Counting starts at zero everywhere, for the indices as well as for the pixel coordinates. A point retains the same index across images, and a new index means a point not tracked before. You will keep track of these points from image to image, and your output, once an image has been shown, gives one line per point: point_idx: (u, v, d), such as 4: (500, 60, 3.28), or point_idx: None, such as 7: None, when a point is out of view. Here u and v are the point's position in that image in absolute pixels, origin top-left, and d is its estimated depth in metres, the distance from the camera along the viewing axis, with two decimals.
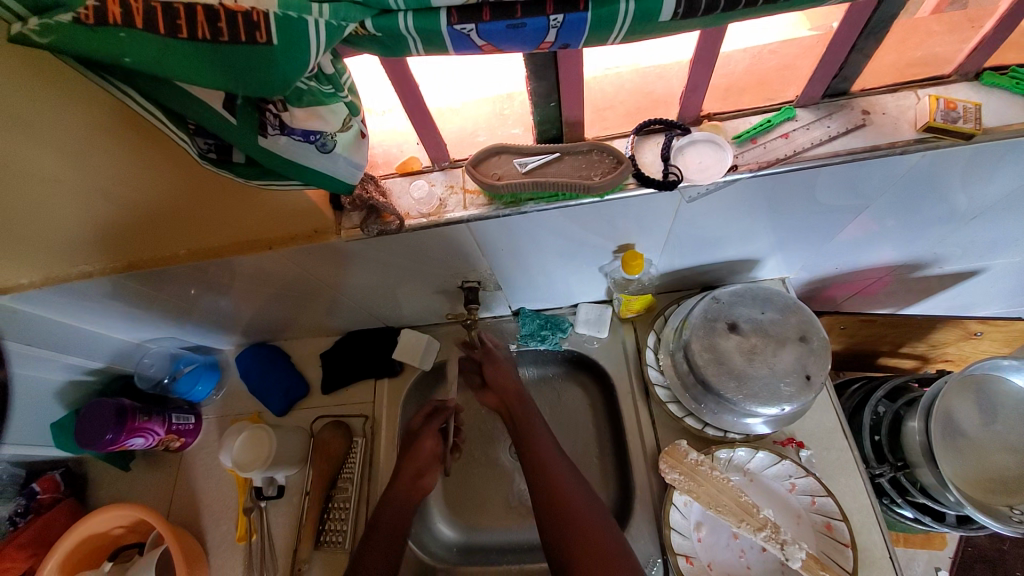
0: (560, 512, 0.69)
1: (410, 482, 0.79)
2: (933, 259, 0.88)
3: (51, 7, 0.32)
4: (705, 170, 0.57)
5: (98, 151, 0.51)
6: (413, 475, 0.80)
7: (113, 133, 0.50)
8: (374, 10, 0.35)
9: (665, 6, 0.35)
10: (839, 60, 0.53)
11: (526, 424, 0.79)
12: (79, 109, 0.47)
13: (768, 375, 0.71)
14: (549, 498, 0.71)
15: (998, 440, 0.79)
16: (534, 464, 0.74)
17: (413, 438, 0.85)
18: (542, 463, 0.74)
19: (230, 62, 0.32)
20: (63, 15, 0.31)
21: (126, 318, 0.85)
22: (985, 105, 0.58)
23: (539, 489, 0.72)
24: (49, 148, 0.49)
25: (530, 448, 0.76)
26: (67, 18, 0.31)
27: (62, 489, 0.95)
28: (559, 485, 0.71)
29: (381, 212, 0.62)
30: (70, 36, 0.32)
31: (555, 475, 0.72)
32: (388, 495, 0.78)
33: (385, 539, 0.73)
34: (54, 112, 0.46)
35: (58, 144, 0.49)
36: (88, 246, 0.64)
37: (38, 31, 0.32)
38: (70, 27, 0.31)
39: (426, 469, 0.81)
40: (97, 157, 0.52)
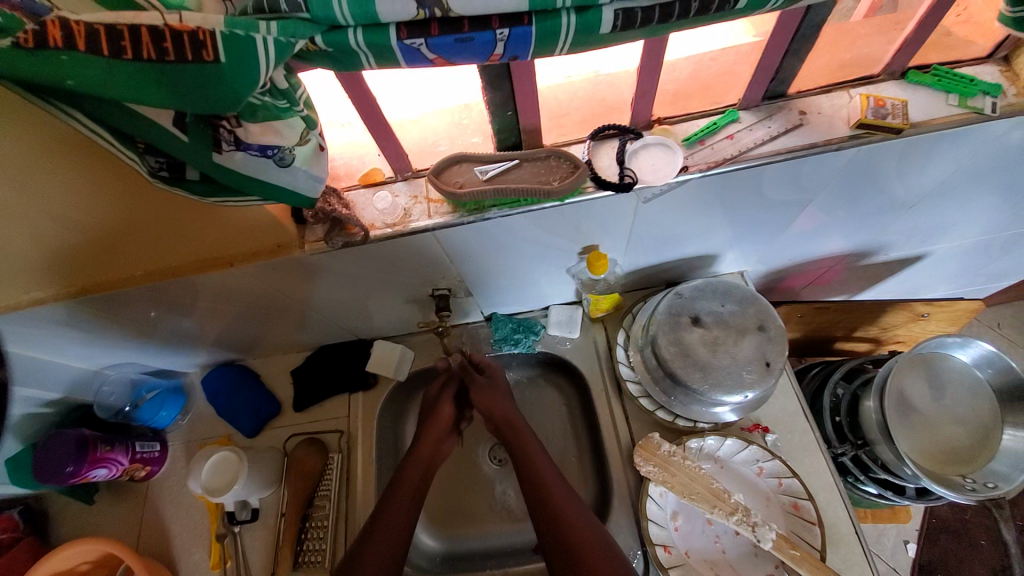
0: (551, 509, 0.71)
1: (433, 447, 0.80)
2: (879, 246, 0.94)
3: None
4: (657, 172, 0.60)
5: (44, 170, 0.49)
6: (433, 444, 0.80)
7: (60, 151, 0.49)
8: (323, 26, 0.35)
9: (604, 20, 0.37)
10: (775, 63, 0.57)
11: (518, 433, 0.80)
12: (22, 127, 0.46)
13: (731, 364, 0.74)
14: (542, 497, 0.72)
15: (949, 414, 0.84)
16: (526, 468, 0.75)
17: (433, 403, 0.85)
18: (534, 464, 0.76)
19: (178, 81, 0.32)
20: (2, 40, 0.30)
21: (82, 344, 0.82)
22: (911, 101, 0.63)
23: (528, 483, 0.74)
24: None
25: (521, 451, 0.78)
26: (6, 43, 0.30)
27: (22, 527, 0.90)
28: (548, 486, 0.73)
29: (345, 224, 0.62)
30: (9, 61, 0.31)
31: (544, 476, 0.74)
32: (411, 459, 0.78)
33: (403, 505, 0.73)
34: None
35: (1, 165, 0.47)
36: (38, 270, 0.62)
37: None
38: (8, 51, 0.31)
39: (445, 438, 0.82)
40: (43, 177, 0.50)
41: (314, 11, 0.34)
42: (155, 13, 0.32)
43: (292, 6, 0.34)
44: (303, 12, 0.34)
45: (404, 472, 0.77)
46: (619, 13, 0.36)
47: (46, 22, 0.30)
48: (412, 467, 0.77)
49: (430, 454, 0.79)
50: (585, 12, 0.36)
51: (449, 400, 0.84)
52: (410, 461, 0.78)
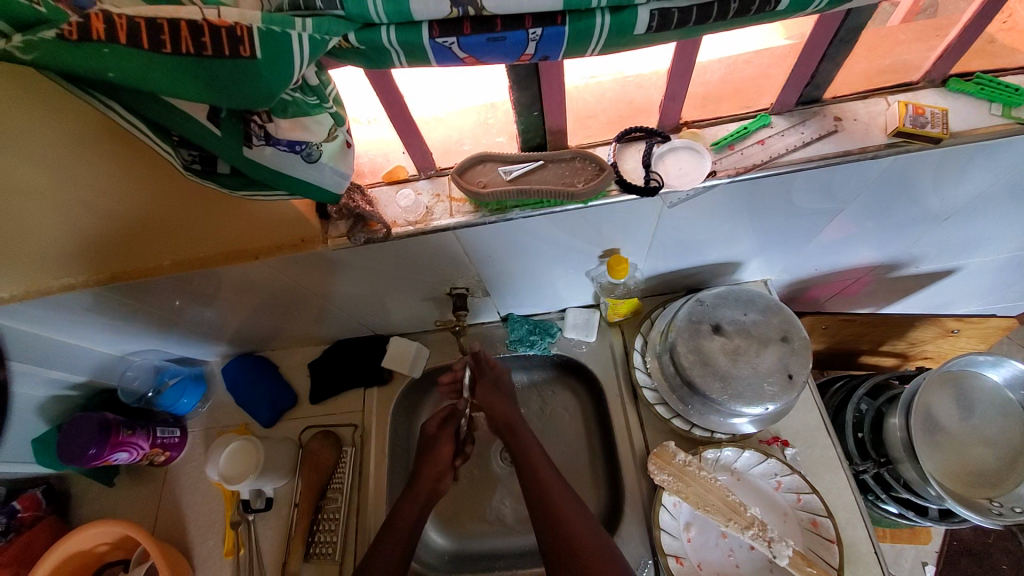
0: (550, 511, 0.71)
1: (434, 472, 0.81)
2: (909, 259, 0.91)
3: (36, 23, 0.31)
4: (685, 175, 0.59)
5: (81, 161, 0.51)
6: (433, 476, 0.81)
7: (93, 143, 0.50)
8: (356, 24, 0.35)
9: (639, 20, 0.36)
10: (811, 69, 0.55)
11: (520, 439, 0.80)
12: (61, 118, 0.47)
13: (752, 376, 0.72)
14: (546, 504, 0.72)
15: (978, 434, 0.81)
16: (529, 472, 0.76)
17: (432, 440, 0.85)
18: (535, 468, 0.76)
19: (215, 75, 0.33)
20: (47, 32, 0.31)
21: (111, 330, 0.84)
22: (952, 110, 0.60)
23: (529, 484, 0.75)
24: (24, 159, 0.48)
25: (524, 457, 0.78)
26: (51, 35, 0.31)
27: (44, 506, 0.92)
28: (550, 490, 0.73)
29: (367, 220, 0.63)
30: (53, 52, 0.31)
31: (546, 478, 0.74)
32: (411, 491, 0.79)
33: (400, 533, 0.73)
34: (35, 122, 0.46)
35: (40, 156, 0.49)
36: (71, 257, 0.64)
37: (21, 48, 0.31)
38: (53, 43, 0.31)
39: (445, 473, 0.82)
40: (79, 168, 0.51)
41: (349, 9, 0.34)
42: (193, 8, 0.32)
43: (328, 4, 0.34)
44: (338, 9, 0.34)
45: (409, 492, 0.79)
46: (655, 12, 0.36)
47: (89, 14, 0.31)
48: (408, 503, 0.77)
49: (430, 487, 0.79)
50: (619, 12, 0.35)
51: (449, 439, 0.85)
52: (410, 492, 0.78)
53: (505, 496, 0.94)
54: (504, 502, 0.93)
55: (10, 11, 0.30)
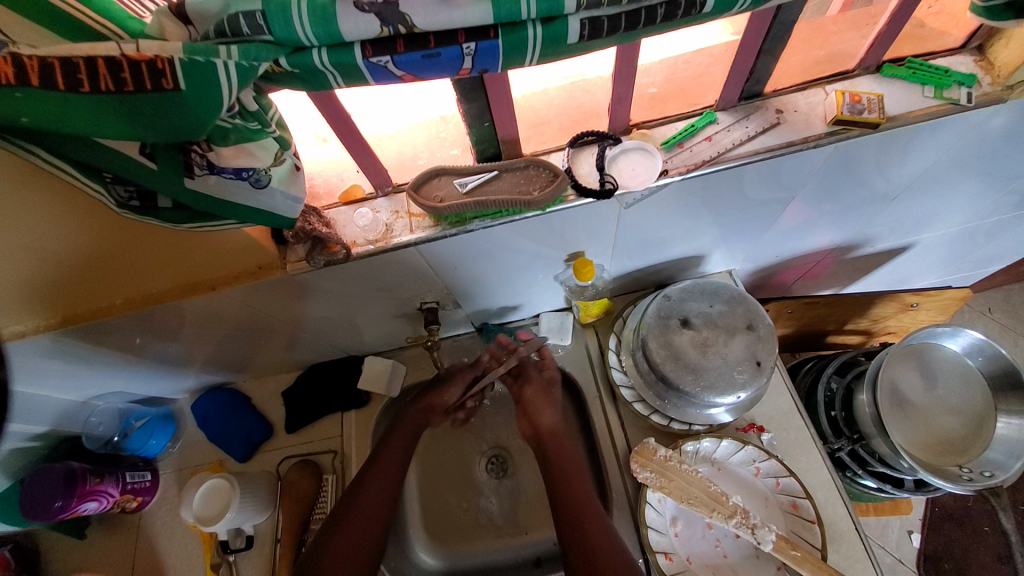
0: (570, 514, 0.70)
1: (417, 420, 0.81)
2: (865, 239, 0.94)
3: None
4: (637, 176, 0.60)
5: (7, 216, 0.48)
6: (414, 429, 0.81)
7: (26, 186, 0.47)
8: (286, 48, 0.35)
9: (570, 30, 0.36)
10: (749, 65, 0.57)
11: (558, 446, 0.78)
12: None
13: (723, 365, 0.74)
14: (572, 511, 0.70)
15: (942, 404, 0.84)
16: (556, 472, 0.75)
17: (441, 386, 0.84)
18: (568, 478, 0.74)
19: (137, 110, 0.31)
20: None
21: (67, 376, 0.80)
22: (887, 95, 0.63)
23: (558, 494, 0.73)
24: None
25: (557, 470, 0.75)
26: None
27: (12, 565, 0.87)
28: (574, 494, 0.72)
29: (325, 242, 0.62)
30: None
31: (575, 485, 0.73)
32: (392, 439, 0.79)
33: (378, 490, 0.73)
34: None
35: None
36: (16, 306, 0.61)
37: None
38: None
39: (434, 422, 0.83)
40: (7, 222, 0.49)
41: (277, 33, 0.34)
42: (111, 45, 0.31)
43: (255, 29, 0.33)
44: (266, 34, 0.33)
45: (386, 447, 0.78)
46: (584, 22, 0.36)
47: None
48: (388, 459, 0.76)
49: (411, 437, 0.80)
50: (550, 23, 0.36)
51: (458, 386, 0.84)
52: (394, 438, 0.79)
53: (491, 498, 0.93)
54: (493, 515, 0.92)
55: None
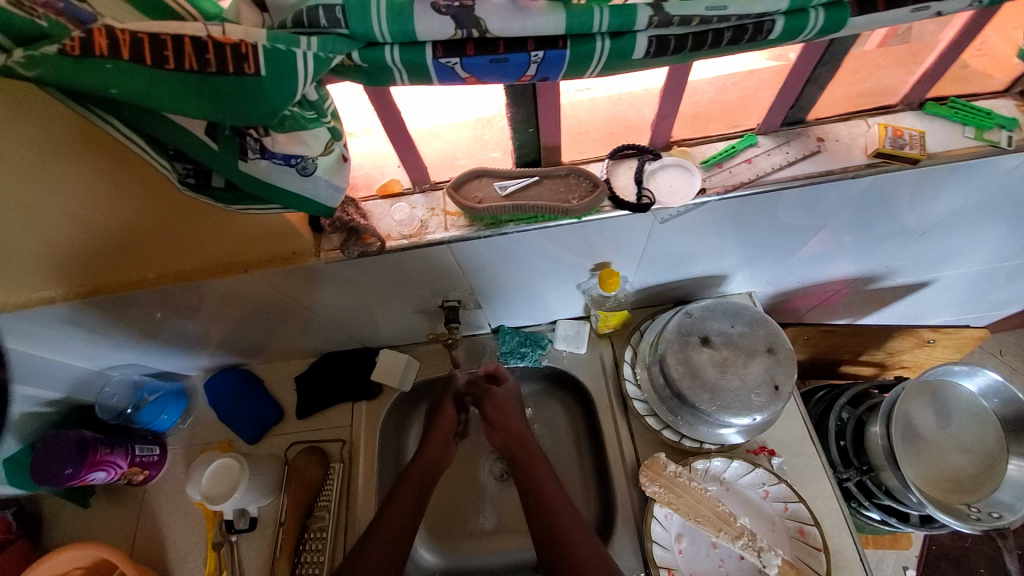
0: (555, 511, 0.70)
1: (429, 462, 0.77)
2: (886, 272, 0.94)
3: (37, 37, 0.30)
4: (676, 193, 0.60)
5: (57, 175, 0.49)
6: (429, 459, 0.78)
7: (66, 154, 0.48)
8: (360, 42, 0.36)
9: (637, 46, 0.37)
10: (796, 91, 0.58)
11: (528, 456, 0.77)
12: (31, 129, 0.45)
13: (741, 387, 0.74)
14: (549, 522, 0.69)
15: (954, 441, 0.83)
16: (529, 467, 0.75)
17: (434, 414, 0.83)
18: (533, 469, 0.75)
19: (219, 93, 0.32)
20: (48, 47, 0.30)
21: (87, 343, 0.81)
22: (928, 132, 0.63)
23: (530, 497, 0.72)
24: (8, 169, 0.47)
25: (529, 473, 0.75)
26: (54, 49, 0.30)
27: (14, 529, 0.88)
28: (552, 496, 0.71)
29: (361, 233, 0.62)
30: (60, 70, 0.31)
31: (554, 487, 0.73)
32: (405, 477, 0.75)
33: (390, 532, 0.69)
34: (6, 134, 0.45)
35: (17, 169, 0.47)
36: (51, 270, 0.63)
37: (24, 64, 0.30)
38: (55, 58, 0.30)
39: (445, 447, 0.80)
40: (56, 182, 0.50)
41: (353, 27, 0.34)
42: (198, 25, 0.31)
43: (332, 22, 0.34)
44: (342, 28, 0.34)
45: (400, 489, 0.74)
46: (653, 39, 0.37)
47: (92, 30, 0.30)
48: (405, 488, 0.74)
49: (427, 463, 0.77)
50: (619, 38, 0.36)
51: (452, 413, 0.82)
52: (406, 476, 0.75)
53: (492, 508, 0.93)
54: (487, 515, 0.92)
55: (10, 25, 0.30)
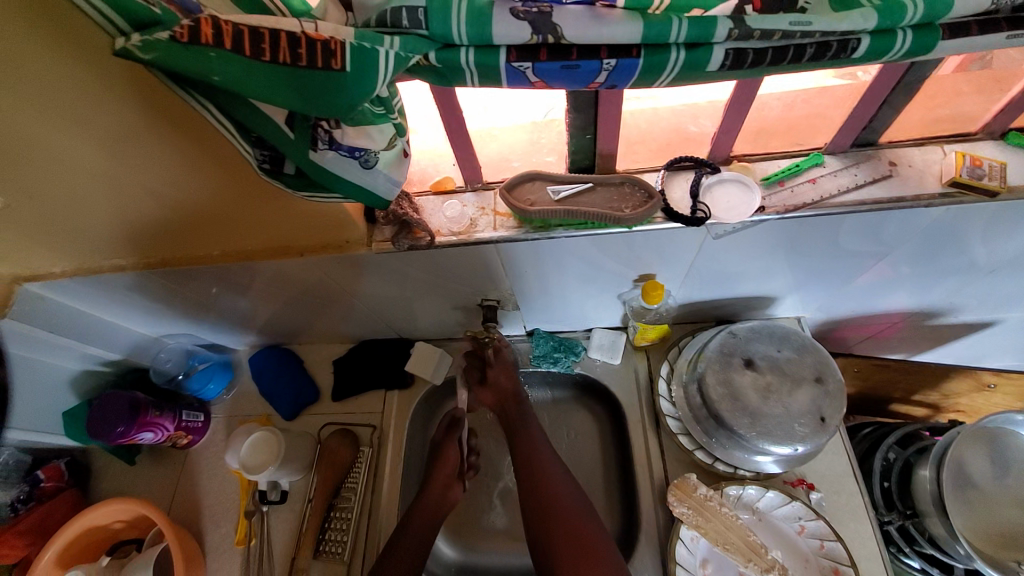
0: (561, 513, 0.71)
1: (439, 495, 0.80)
2: (949, 308, 0.88)
3: (152, 24, 0.33)
4: (733, 210, 0.59)
5: (143, 154, 0.53)
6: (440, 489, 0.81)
7: (152, 133, 0.52)
8: (438, 43, 0.37)
9: (713, 59, 0.37)
10: (869, 114, 0.55)
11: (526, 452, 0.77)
12: (124, 111, 0.49)
13: (783, 416, 0.71)
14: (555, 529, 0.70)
15: (1009, 494, 0.77)
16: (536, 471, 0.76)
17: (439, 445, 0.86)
18: (535, 466, 0.75)
19: (305, 85, 0.34)
20: (161, 32, 0.32)
21: (148, 311, 0.87)
22: (1009, 164, 0.58)
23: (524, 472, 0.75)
24: (102, 145, 0.51)
25: (535, 475, 0.75)
26: (165, 36, 0.32)
27: (66, 478, 0.95)
28: (558, 502, 0.71)
29: (412, 227, 0.64)
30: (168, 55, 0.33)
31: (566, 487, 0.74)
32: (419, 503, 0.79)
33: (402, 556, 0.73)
34: (103, 114, 0.48)
35: (110, 146, 0.52)
36: (127, 241, 0.68)
37: (140, 47, 0.33)
38: (166, 43, 0.32)
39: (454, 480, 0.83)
40: (141, 160, 0.54)
41: (433, 29, 0.35)
42: (293, 21, 0.33)
43: (414, 23, 0.35)
44: (423, 29, 0.36)
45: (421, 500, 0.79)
46: (729, 52, 0.36)
47: (200, 19, 0.32)
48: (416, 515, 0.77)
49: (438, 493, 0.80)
50: (694, 50, 0.36)
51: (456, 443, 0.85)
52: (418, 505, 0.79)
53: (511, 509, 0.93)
54: (499, 514, 0.93)
55: (131, 12, 0.33)
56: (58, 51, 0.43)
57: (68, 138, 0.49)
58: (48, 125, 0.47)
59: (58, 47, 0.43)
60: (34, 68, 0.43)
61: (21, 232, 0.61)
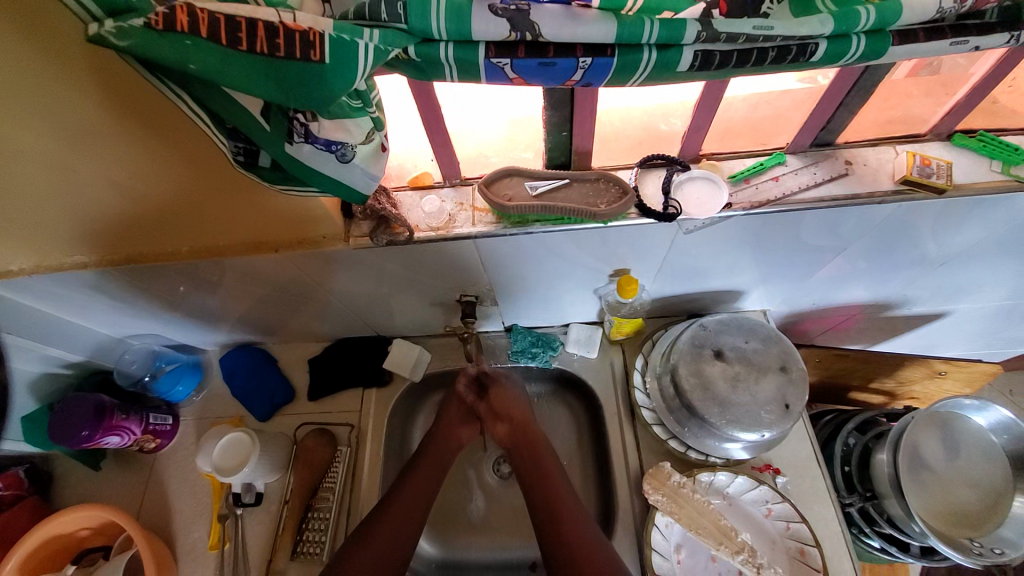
0: (550, 503, 0.71)
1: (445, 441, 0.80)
2: (902, 300, 0.94)
3: (126, 11, 0.33)
4: (703, 205, 0.61)
5: (102, 147, 0.52)
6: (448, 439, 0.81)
7: (113, 126, 0.50)
8: (417, 38, 0.37)
9: (683, 58, 0.38)
10: (828, 114, 0.59)
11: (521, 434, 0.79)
12: (80, 102, 0.47)
13: (751, 403, 0.74)
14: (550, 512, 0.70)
15: (961, 474, 0.82)
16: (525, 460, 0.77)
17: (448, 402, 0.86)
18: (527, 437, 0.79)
19: (282, 76, 0.34)
20: (136, 20, 0.32)
21: (111, 310, 0.84)
22: (955, 163, 0.63)
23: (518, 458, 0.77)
24: (57, 138, 0.49)
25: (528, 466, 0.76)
26: (140, 23, 0.32)
27: (26, 486, 0.90)
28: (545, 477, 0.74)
29: (391, 222, 0.64)
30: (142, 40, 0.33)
31: (552, 477, 0.74)
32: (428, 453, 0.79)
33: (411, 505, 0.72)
34: (58, 104, 0.47)
35: (67, 139, 0.50)
36: (89, 238, 0.66)
37: (116, 34, 0.33)
38: (141, 31, 0.32)
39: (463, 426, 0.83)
40: (102, 153, 0.52)
41: (412, 23, 0.36)
42: (271, 10, 0.33)
43: (392, 17, 0.35)
44: (402, 23, 0.36)
45: (416, 470, 0.76)
46: (698, 53, 0.38)
47: (175, 6, 0.32)
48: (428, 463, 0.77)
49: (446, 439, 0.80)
50: (665, 50, 0.38)
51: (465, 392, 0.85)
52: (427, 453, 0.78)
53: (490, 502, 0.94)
54: (478, 499, 0.95)
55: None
56: (20, 32, 0.41)
57: (21, 130, 0.47)
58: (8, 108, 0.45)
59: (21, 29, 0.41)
60: None
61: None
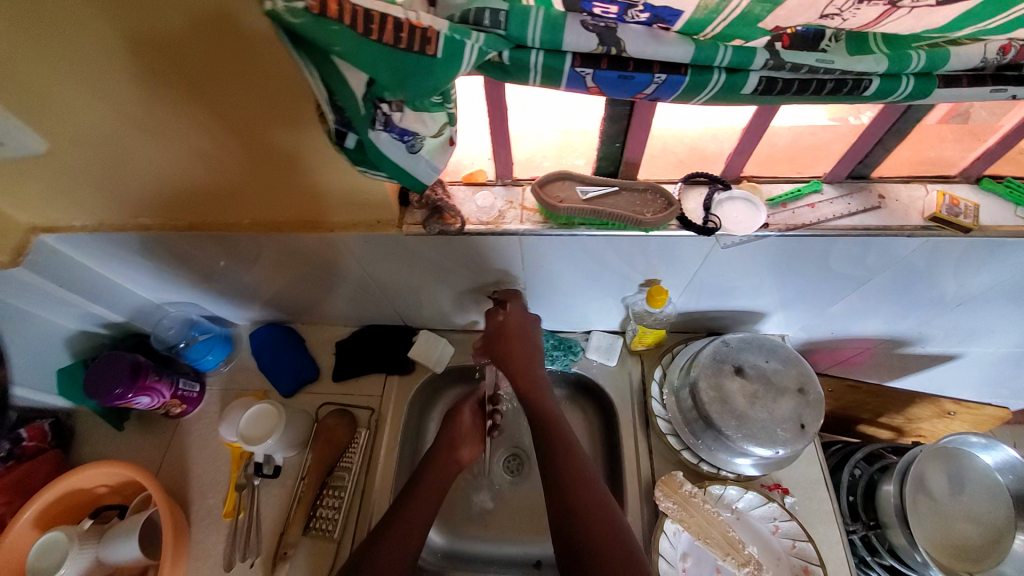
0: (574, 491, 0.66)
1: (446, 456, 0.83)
2: (917, 338, 0.97)
3: None
4: (740, 223, 0.65)
5: (179, 116, 0.56)
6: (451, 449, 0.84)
7: (189, 99, 0.54)
8: (512, 43, 0.41)
9: (748, 83, 0.43)
10: (865, 150, 0.63)
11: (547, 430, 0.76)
12: (162, 74, 0.51)
13: (768, 420, 0.77)
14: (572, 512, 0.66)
15: (965, 511, 0.84)
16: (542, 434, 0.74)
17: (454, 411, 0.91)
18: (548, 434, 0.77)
19: (401, 65, 0.39)
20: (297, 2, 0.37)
21: (155, 275, 0.88)
22: (982, 207, 0.66)
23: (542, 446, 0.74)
24: (142, 102, 0.54)
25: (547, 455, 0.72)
26: (301, 5, 0.37)
27: (49, 439, 0.93)
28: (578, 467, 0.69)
29: (444, 213, 0.68)
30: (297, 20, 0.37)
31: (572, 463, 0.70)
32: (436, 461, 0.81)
33: (423, 501, 0.75)
34: (144, 73, 0.51)
35: (149, 103, 0.54)
36: (157, 203, 0.71)
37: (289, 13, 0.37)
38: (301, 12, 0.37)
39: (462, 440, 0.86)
40: (178, 121, 0.57)
41: (511, 31, 0.40)
42: (399, 8, 0.38)
43: (494, 23, 0.40)
44: (501, 29, 0.40)
45: (420, 481, 0.78)
46: (762, 79, 0.42)
47: None
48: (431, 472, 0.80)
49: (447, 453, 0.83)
50: (734, 73, 0.42)
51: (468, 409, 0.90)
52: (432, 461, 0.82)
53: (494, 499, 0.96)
54: (487, 494, 0.96)
55: None
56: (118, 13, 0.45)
57: (114, 92, 0.53)
58: (88, 67, 0.50)
59: (104, 2, 0.44)
60: (92, 19, 0.46)
61: (35, 163, 0.62)
